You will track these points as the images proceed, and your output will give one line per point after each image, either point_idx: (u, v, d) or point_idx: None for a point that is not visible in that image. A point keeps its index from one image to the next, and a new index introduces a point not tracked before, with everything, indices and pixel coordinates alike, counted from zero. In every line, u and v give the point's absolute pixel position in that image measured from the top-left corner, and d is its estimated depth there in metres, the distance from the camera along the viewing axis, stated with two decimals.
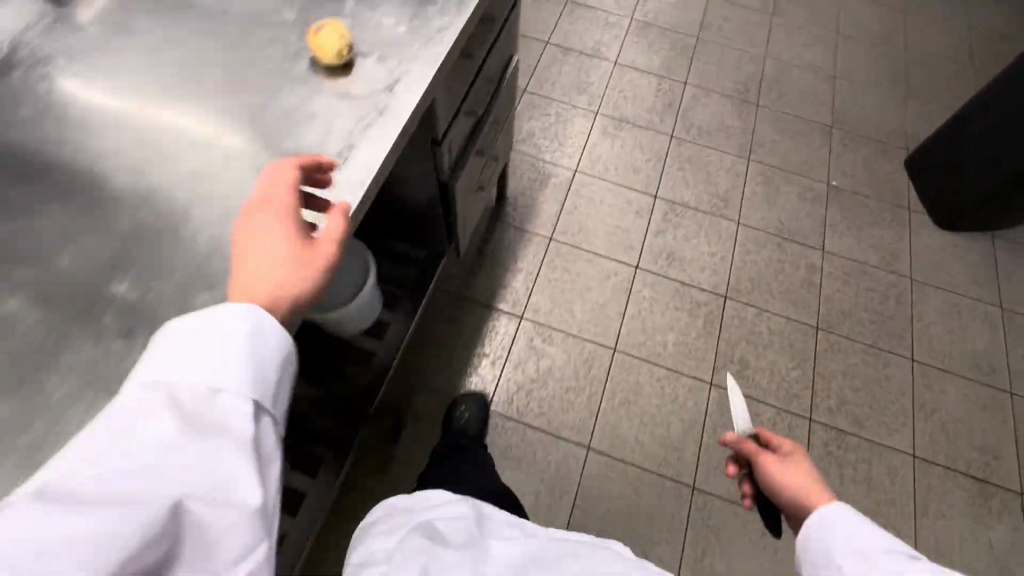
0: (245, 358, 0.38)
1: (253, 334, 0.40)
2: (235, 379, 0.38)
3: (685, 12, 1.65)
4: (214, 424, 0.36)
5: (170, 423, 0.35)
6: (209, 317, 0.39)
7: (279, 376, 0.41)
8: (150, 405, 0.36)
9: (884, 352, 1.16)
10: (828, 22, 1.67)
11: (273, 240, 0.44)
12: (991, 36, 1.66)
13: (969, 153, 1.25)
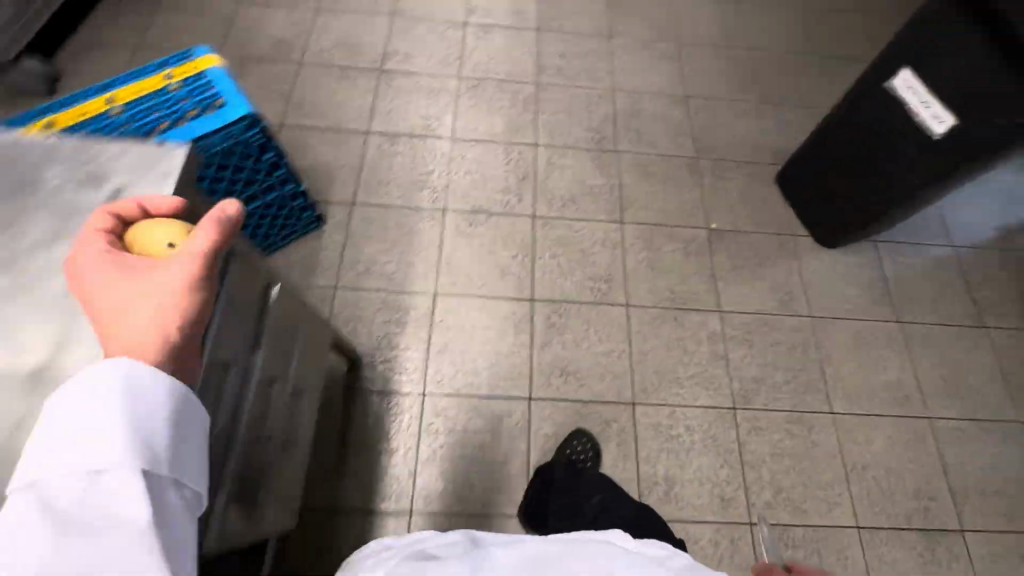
0: (130, 432, 0.35)
1: (140, 392, 0.37)
2: (117, 456, 0.34)
3: (518, 57, 1.46)
4: (94, 509, 0.33)
5: (60, 497, 0.33)
6: (80, 400, 0.35)
7: (185, 446, 0.38)
8: (30, 486, 0.33)
9: (804, 412, 1.09)
10: (668, 33, 1.55)
11: (127, 288, 0.41)
12: (826, 17, 1.62)
13: (862, 149, 1.06)
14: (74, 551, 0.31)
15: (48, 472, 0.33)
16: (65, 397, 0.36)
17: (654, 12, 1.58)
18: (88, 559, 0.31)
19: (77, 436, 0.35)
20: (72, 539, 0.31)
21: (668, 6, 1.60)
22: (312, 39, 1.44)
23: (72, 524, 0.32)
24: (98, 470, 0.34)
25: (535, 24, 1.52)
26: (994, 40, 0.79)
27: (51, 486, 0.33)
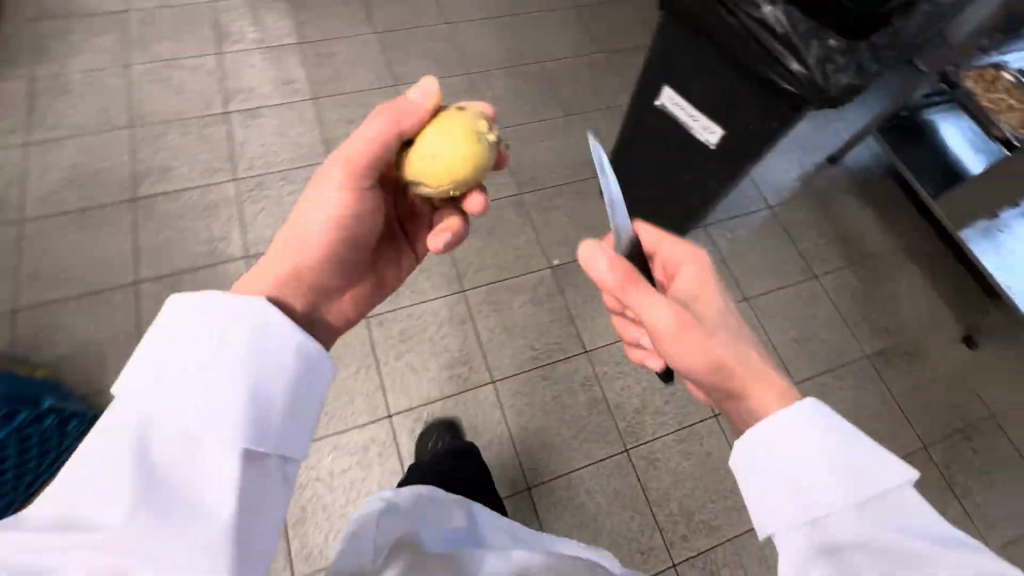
0: (246, 383, 0.41)
1: (258, 345, 0.43)
2: (233, 403, 0.40)
3: (301, 137, 1.29)
4: (208, 451, 0.38)
5: (168, 426, 0.38)
6: (242, 340, 0.43)
7: (285, 419, 0.43)
8: (150, 399, 0.38)
9: (691, 427, 1.08)
10: (455, 68, 1.47)
11: (362, 216, 0.62)
12: (602, 12, 1.64)
13: (652, 167, 1.05)
14: (184, 487, 0.36)
15: (163, 392, 0.39)
16: (176, 314, 0.42)
17: (436, 48, 1.49)
18: (190, 500, 0.36)
19: (195, 363, 0.40)
20: (187, 473, 0.37)
21: (448, 39, 1.52)
22: (30, 183, 1.15)
23: (190, 461, 0.37)
24: (217, 408, 0.39)
25: (309, 94, 1.36)
26: (723, 53, 0.80)
27: (173, 413, 0.38)
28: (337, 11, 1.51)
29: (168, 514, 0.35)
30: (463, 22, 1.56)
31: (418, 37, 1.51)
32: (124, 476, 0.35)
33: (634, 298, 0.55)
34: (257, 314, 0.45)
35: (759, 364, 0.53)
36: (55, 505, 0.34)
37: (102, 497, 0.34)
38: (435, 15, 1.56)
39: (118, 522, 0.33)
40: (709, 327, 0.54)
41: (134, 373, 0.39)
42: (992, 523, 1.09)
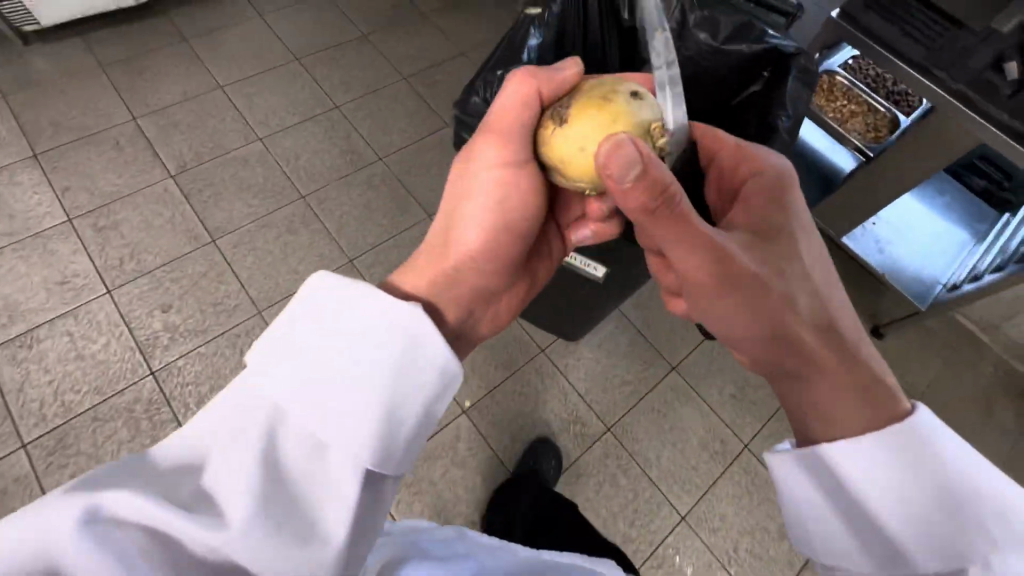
0: (382, 394, 0.42)
1: (403, 358, 0.44)
2: (369, 412, 0.41)
3: (104, 351, 1.00)
4: (337, 460, 0.40)
5: (300, 433, 0.40)
6: (388, 334, 0.44)
7: (410, 432, 0.44)
8: (295, 398, 0.40)
9: (662, 544, 0.99)
10: (283, 194, 1.23)
11: (519, 209, 0.61)
12: (434, 79, 1.48)
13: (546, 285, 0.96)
14: (306, 490, 0.39)
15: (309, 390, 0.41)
16: (319, 301, 0.44)
17: (253, 176, 1.24)
18: (297, 504, 0.38)
19: (340, 368, 0.42)
20: (320, 478, 0.39)
21: (266, 159, 1.27)
22: None
23: (321, 462, 0.40)
24: (352, 419, 0.41)
25: (102, 288, 1.06)
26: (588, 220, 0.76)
27: (313, 416, 0.40)
28: (111, 162, 1.20)
29: (299, 482, 0.39)
30: (279, 133, 1.32)
31: (227, 168, 1.24)
32: (252, 455, 0.38)
33: (658, 225, 0.47)
34: (399, 327, 0.44)
35: (815, 314, 0.50)
36: (188, 453, 0.40)
37: (232, 485, 0.38)
38: (242, 132, 1.30)
39: (263, 466, 0.38)
40: (759, 277, 0.49)
41: (273, 366, 0.41)
42: None
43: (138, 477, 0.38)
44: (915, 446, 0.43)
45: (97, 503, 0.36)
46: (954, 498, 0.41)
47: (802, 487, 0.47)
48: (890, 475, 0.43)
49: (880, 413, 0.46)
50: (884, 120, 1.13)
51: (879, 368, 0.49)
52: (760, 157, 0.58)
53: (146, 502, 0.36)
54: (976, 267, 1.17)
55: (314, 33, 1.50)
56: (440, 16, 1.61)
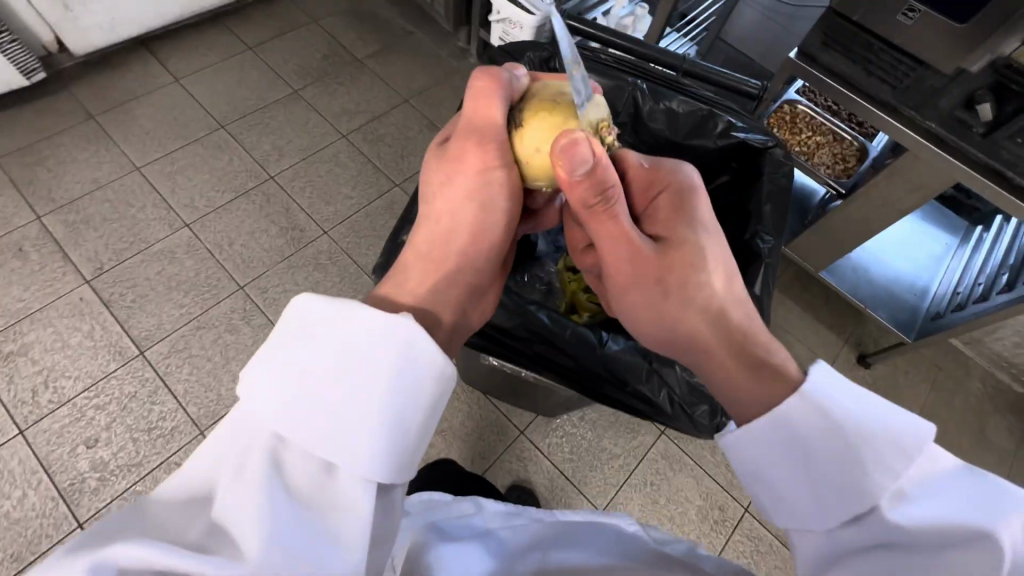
0: (393, 415, 0.35)
1: (410, 354, 0.36)
2: (382, 432, 0.34)
3: (20, 507, 0.88)
4: (350, 483, 0.33)
5: (310, 459, 0.33)
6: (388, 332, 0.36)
7: (419, 429, 0.37)
8: (297, 423, 0.33)
9: None
10: (217, 287, 1.11)
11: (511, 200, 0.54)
12: (375, 135, 1.37)
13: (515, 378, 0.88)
14: (321, 526, 0.31)
15: (313, 415, 0.33)
16: (318, 314, 0.36)
17: (182, 271, 1.12)
18: (312, 545, 0.31)
19: (346, 384, 0.34)
20: (327, 490, 0.33)
21: (195, 248, 1.15)
22: None
23: (335, 488, 0.33)
24: (365, 442, 0.33)
25: (12, 429, 0.93)
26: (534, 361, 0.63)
27: (324, 439, 0.33)
28: (14, 274, 1.07)
29: (305, 499, 0.32)
30: (207, 215, 1.20)
31: (152, 265, 1.12)
32: (257, 477, 0.31)
33: (592, 223, 0.52)
34: (409, 334, 0.36)
35: (713, 306, 0.48)
36: (184, 499, 0.32)
37: (238, 527, 0.30)
38: (166, 219, 1.18)
39: (265, 489, 0.31)
40: (664, 274, 0.50)
41: (267, 387, 0.33)
42: None
43: (128, 526, 0.30)
44: (840, 394, 0.39)
45: (103, 562, 0.28)
46: (888, 441, 0.36)
47: (747, 458, 0.41)
48: (825, 435, 0.38)
49: (772, 384, 0.42)
50: (852, 149, 1.09)
51: (778, 351, 0.45)
52: (661, 174, 0.56)
53: (151, 552, 0.28)
54: (958, 291, 1.12)
55: (239, 95, 1.38)
56: (376, 61, 1.50)
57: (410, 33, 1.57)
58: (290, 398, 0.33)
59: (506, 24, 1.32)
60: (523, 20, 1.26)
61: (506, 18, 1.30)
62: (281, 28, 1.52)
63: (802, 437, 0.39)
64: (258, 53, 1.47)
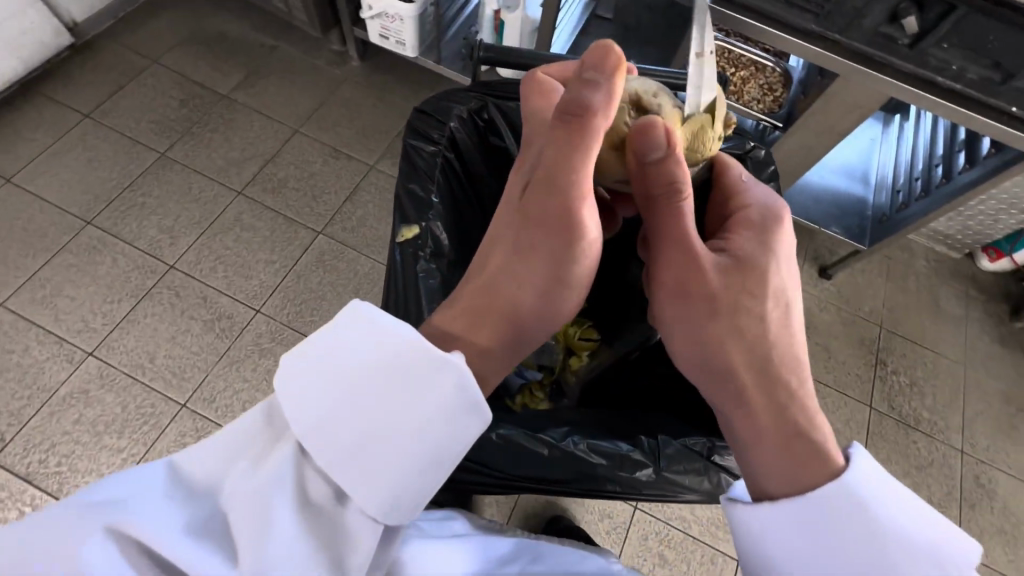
0: (422, 456, 0.36)
1: (453, 403, 0.36)
2: (406, 477, 0.36)
3: None
4: (356, 513, 0.35)
5: (328, 482, 0.36)
6: (434, 382, 0.36)
7: (438, 475, 0.38)
8: (332, 450, 0.35)
9: None
10: (154, 415, 0.96)
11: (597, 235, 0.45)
12: (274, 181, 1.20)
13: None
14: (316, 547, 0.34)
15: (346, 441, 0.35)
16: (364, 331, 0.37)
17: (106, 410, 0.95)
18: (299, 566, 0.33)
19: (383, 418, 0.35)
20: (326, 517, 0.35)
21: (111, 378, 0.98)
22: None
23: (344, 511, 0.36)
24: (386, 484, 0.35)
25: None
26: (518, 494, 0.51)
27: (344, 465, 0.35)
28: None
29: (307, 520, 0.34)
30: (110, 335, 1.01)
31: (65, 414, 0.94)
32: (269, 488, 0.34)
33: (655, 212, 0.46)
34: (447, 375, 0.36)
35: (759, 354, 0.41)
36: (207, 472, 0.36)
37: (241, 523, 0.34)
38: (62, 355, 0.99)
39: (274, 497, 0.34)
40: (715, 289, 0.43)
41: (308, 411, 0.35)
42: (948, 425, 1.16)
43: (153, 489, 0.35)
44: (887, 497, 0.35)
45: (120, 522, 0.33)
46: (921, 554, 0.34)
47: (769, 538, 0.37)
48: (859, 532, 0.34)
49: (808, 463, 0.38)
50: (776, 75, 1.07)
51: (822, 421, 0.40)
52: (747, 188, 0.50)
53: (166, 524, 0.33)
54: (897, 190, 1.15)
55: (96, 178, 1.15)
56: (246, 93, 1.29)
57: (273, 49, 1.35)
58: (325, 437, 0.35)
59: (382, 19, 1.14)
60: (400, 11, 1.09)
61: (380, 13, 1.12)
62: (116, 81, 1.27)
63: (834, 532, 0.35)
64: (99, 120, 1.22)
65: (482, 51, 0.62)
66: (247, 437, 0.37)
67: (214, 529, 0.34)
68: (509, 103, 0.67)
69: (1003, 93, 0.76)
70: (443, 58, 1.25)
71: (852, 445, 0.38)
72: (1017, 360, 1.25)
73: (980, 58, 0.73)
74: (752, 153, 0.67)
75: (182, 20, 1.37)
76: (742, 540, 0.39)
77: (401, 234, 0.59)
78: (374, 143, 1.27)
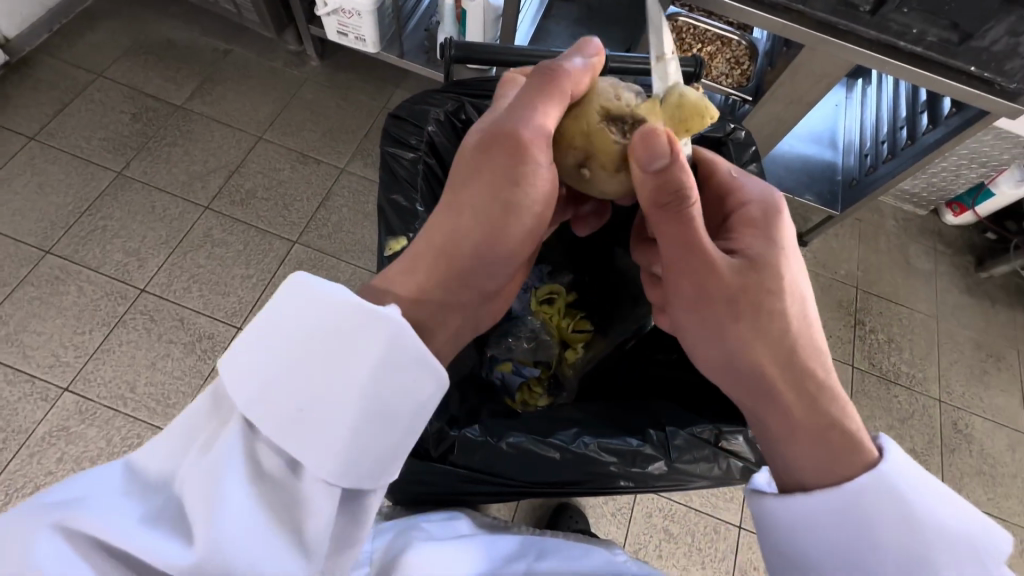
0: (371, 415, 0.34)
1: (392, 360, 0.34)
2: (356, 438, 0.34)
3: None
4: (310, 480, 0.34)
5: (278, 452, 0.34)
6: (369, 341, 0.34)
7: (395, 442, 0.36)
8: (273, 416, 0.34)
9: (737, 566, 0.97)
10: (141, 445, 0.93)
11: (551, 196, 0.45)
12: (240, 193, 1.15)
13: None
14: (272, 520, 0.33)
15: (288, 407, 0.34)
16: (301, 299, 0.35)
17: (89, 445, 0.92)
18: (255, 541, 0.32)
19: (326, 380, 0.34)
20: (279, 489, 0.34)
21: (91, 412, 0.94)
22: None
23: (299, 482, 0.34)
24: (335, 447, 0.33)
25: None
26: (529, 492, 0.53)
27: (288, 433, 0.33)
28: None
29: (257, 492, 0.33)
30: (84, 368, 0.97)
31: (47, 454, 0.91)
32: (212, 464, 0.33)
33: (662, 223, 0.45)
34: (381, 330, 0.34)
35: (785, 352, 0.43)
36: (163, 463, 0.35)
37: (193, 503, 0.32)
38: (35, 394, 0.95)
39: (219, 472, 0.32)
40: (735, 295, 0.43)
41: (248, 383, 0.34)
42: (926, 376, 1.21)
43: (107, 482, 0.34)
44: (922, 487, 0.38)
45: (70, 515, 0.32)
46: (956, 540, 0.36)
47: (804, 527, 0.40)
48: (895, 517, 0.37)
49: (847, 456, 0.40)
50: (742, 48, 1.08)
51: (852, 415, 0.42)
52: (742, 184, 0.50)
53: (117, 512, 0.32)
54: (865, 153, 1.17)
55: (50, 204, 1.09)
56: (203, 101, 1.24)
57: (226, 53, 1.30)
58: (264, 407, 0.34)
59: (339, 15, 1.10)
60: (357, 6, 1.05)
61: (336, 9, 1.08)
62: (60, 99, 1.20)
63: (868, 521, 0.37)
64: (46, 141, 1.15)
65: (455, 50, 0.60)
66: (194, 419, 0.36)
67: (168, 513, 0.33)
68: (486, 101, 0.66)
69: (962, 53, 0.78)
70: (405, 51, 1.21)
71: (882, 437, 0.41)
72: (984, 309, 1.31)
73: (939, 20, 0.74)
74: (733, 135, 0.69)
75: (125, 29, 1.29)
76: (778, 530, 0.41)
77: (390, 246, 0.58)
78: (343, 145, 1.23)
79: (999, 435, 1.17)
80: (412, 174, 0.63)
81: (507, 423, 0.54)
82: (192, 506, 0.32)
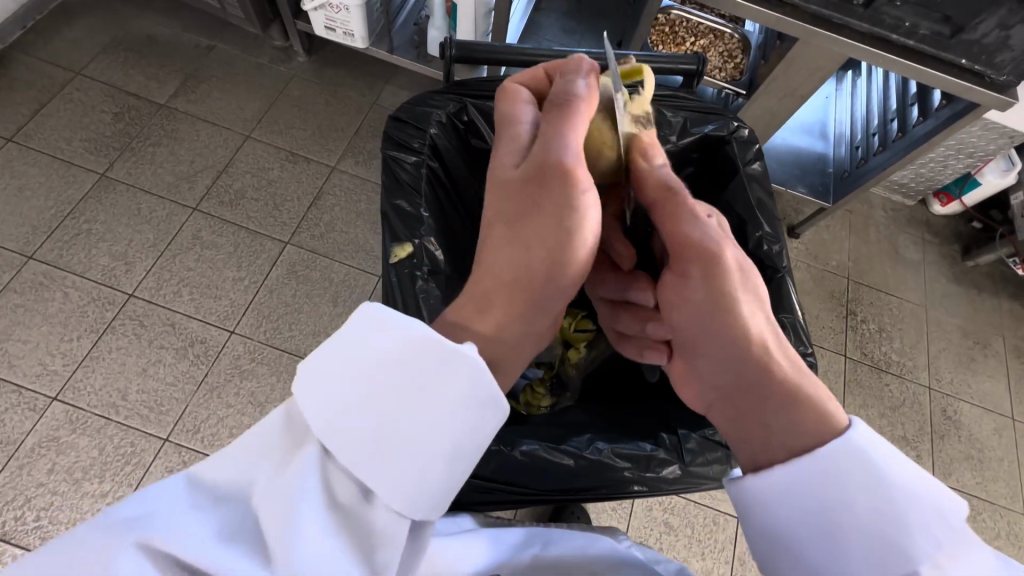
0: (446, 453, 0.34)
1: (470, 399, 0.35)
2: (433, 467, 0.34)
3: None
4: (380, 508, 0.33)
5: (353, 480, 0.33)
6: (447, 379, 0.34)
7: (457, 475, 0.36)
8: (355, 446, 0.33)
9: (735, 556, 0.98)
10: (135, 454, 0.91)
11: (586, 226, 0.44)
12: (229, 194, 1.13)
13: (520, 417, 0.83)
14: (348, 543, 0.32)
15: (372, 444, 0.33)
16: (380, 334, 0.35)
17: (81, 455, 0.90)
18: (333, 565, 0.32)
19: (407, 415, 0.34)
20: (349, 516, 0.33)
21: (82, 421, 0.92)
22: None
23: (370, 508, 0.33)
24: (412, 480, 0.33)
25: None
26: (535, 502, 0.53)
27: (364, 464, 0.33)
28: None
29: (330, 519, 0.32)
30: (73, 376, 0.95)
31: (37, 466, 0.89)
32: (288, 489, 0.32)
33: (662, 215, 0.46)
34: (460, 363, 0.34)
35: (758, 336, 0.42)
36: (227, 480, 0.34)
37: (269, 526, 0.32)
38: (23, 404, 0.92)
39: (298, 497, 0.32)
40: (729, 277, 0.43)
41: (329, 412, 0.33)
42: (915, 364, 1.23)
43: (176, 499, 0.33)
44: (886, 449, 0.38)
45: (149, 534, 0.31)
46: (926, 503, 0.36)
47: (769, 492, 0.40)
48: (858, 473, 0.37)
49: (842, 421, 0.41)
50: (735, 42, 1.08)
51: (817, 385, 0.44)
52: None
53: (192, 533, 0.32)
54: (856, 145, 1.18)
55: (32, 208, 1.06)
56: (187, 100, 1.20)
57: (209, 49, 1.26)
58: (337, 438, 0.33)
59: (326, 10, 1.07)
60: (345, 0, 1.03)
61: (323, 3, 1.05)
62: (38, 99, 1.16)
63: (831, 484, 0.38)
64: (25, 143, 1.11)
65: (454, 50, 0.61)
66: (262, 440, 0.35)
67: (240, 535, 0.32)
68: (487, 102, 0.65)
69: (954, 46, 0.78)
70: (395, 46, 1.19)
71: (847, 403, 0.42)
72: (971, 296, 1.33)
73: (931, 13, 0.75)
74: (736, 134, 0.69)
75: (103, 25, 1.25)
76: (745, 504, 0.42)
77: (394, 254, 0.57)
78: (333, 143, 1.21)
79: (986, 420, 1.20)
80: (418, 181, 0.61)
81: (519, 430, 0.55)
82: (268, 529, 0.32)
